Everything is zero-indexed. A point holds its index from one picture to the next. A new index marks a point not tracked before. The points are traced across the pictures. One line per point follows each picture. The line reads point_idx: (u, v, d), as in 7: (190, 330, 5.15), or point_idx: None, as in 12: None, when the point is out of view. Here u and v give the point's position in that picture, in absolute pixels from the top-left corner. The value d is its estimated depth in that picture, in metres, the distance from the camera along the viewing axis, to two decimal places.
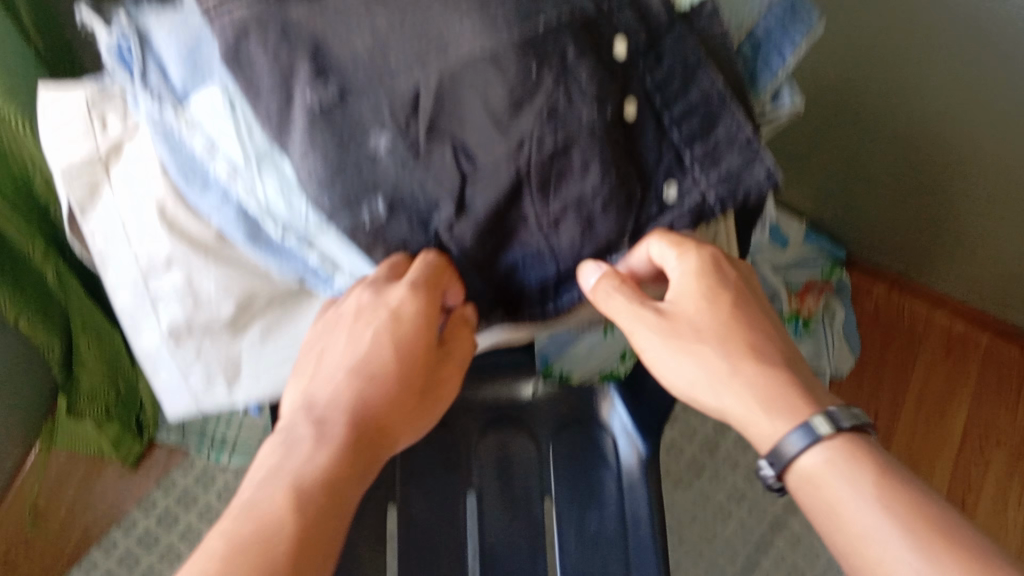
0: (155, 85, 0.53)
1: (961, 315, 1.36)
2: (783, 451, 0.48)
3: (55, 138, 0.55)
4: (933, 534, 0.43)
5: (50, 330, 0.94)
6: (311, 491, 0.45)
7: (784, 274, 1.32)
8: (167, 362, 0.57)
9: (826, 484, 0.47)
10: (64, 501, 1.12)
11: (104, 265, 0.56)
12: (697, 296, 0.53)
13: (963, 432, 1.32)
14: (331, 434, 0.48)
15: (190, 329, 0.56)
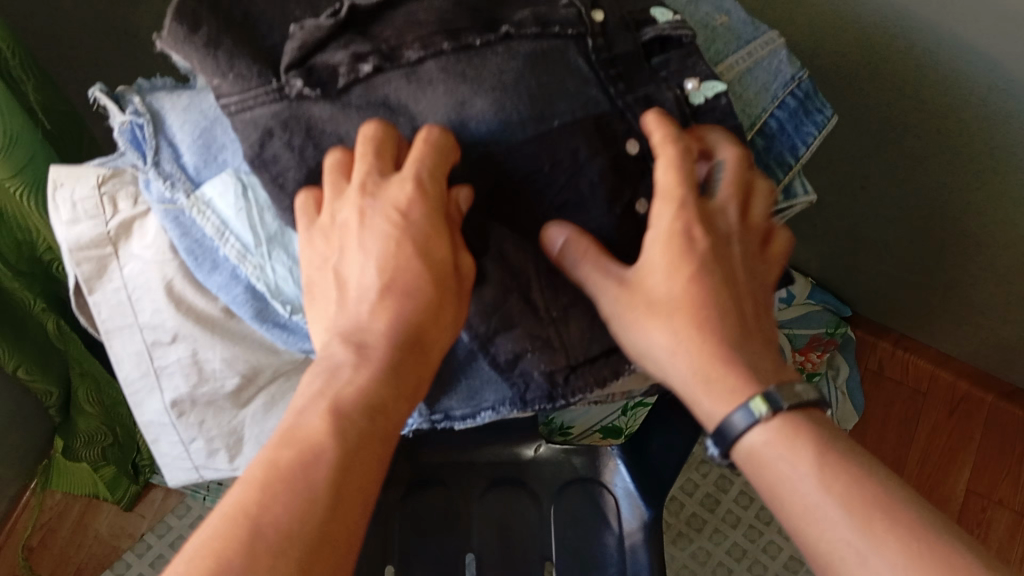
0: (169, 170, 0.53)
1: (966, 373, 1.36)
2: (731, 430, 0.46)
3: (67, 216, 0.54)
4: (874, 509, 0.42)
5: (45, 373, 0.94)
6: (350, 414, 0.42)
7: (791, 329, 1.29)
8: (171, 429, 0.59)
9: (765, 463, 0.46)
10: (56, 542, 1.11)
11: (110, 343, 0.57)
12: (659, 265, 0.49)
13: (966, 490, 1.31)
14: (371, 357, 0.44)
15: (195, 399, 0.58)
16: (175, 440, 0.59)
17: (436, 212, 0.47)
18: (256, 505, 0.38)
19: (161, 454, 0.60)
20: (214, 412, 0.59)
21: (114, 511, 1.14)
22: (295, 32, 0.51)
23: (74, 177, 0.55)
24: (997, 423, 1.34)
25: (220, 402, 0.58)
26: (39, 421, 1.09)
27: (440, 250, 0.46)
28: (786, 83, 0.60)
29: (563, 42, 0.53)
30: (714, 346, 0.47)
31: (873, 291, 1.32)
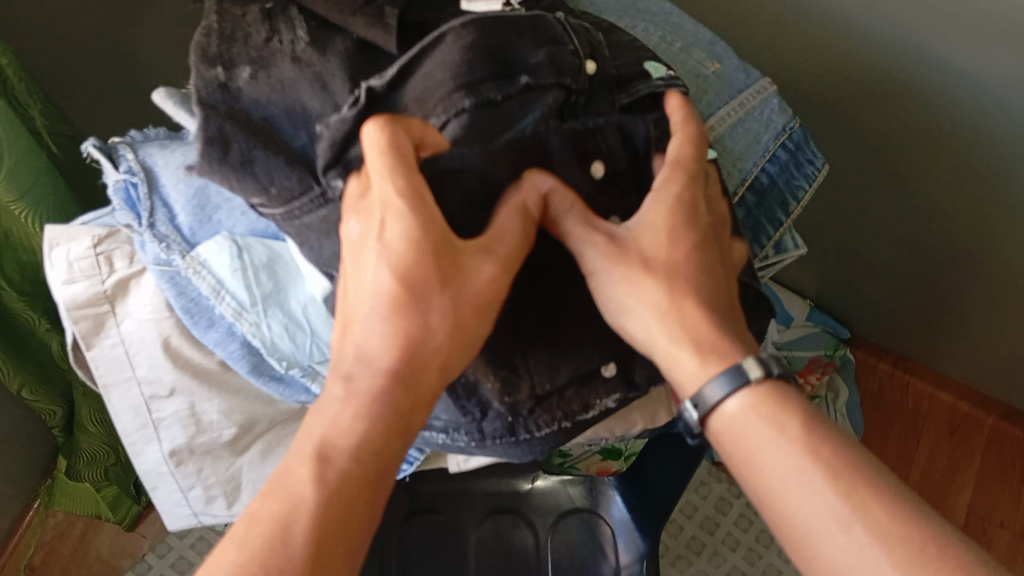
0: (165, 232, 0.54)
1: (965, 396, 1.36)
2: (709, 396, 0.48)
3: (66, 273, 0.54)
4: (851, 486, 0.44)
5: (48, 394, 0.95)
6: (337, 455, 0.43)
7: (789, 351, 1.29)
8: (170, 478, 0.60)
9: (749, 430, 0.47)
10: (57, 564, 1.11)
11: (107, 396, 0.57)
12: (656, 228, 0.51)
13: (967, 513, 1.31)
14: (362, 384, 0.44)
15: (193, 449, 0.59)
16: (172, 488, 0.60)
17: (431, 227, 0.45)
18: (232, 564, 0.41)
19: (161, 500, 0.60)
20: (212, 461, 0.59)
21: (114, 531, 1.14)
22: (323, 130, 0.49)
23: (70, 235, 0.55)
24: (998, 444, 1.34)
25: (218, 450, 0.59)
26: (41, 443, 1.10)
27: (429, 257, 0.45)
28: (776, 136, 0.61)
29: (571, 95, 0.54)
30: (704, 315, 0.49)
31: (873, 314, 1.33)
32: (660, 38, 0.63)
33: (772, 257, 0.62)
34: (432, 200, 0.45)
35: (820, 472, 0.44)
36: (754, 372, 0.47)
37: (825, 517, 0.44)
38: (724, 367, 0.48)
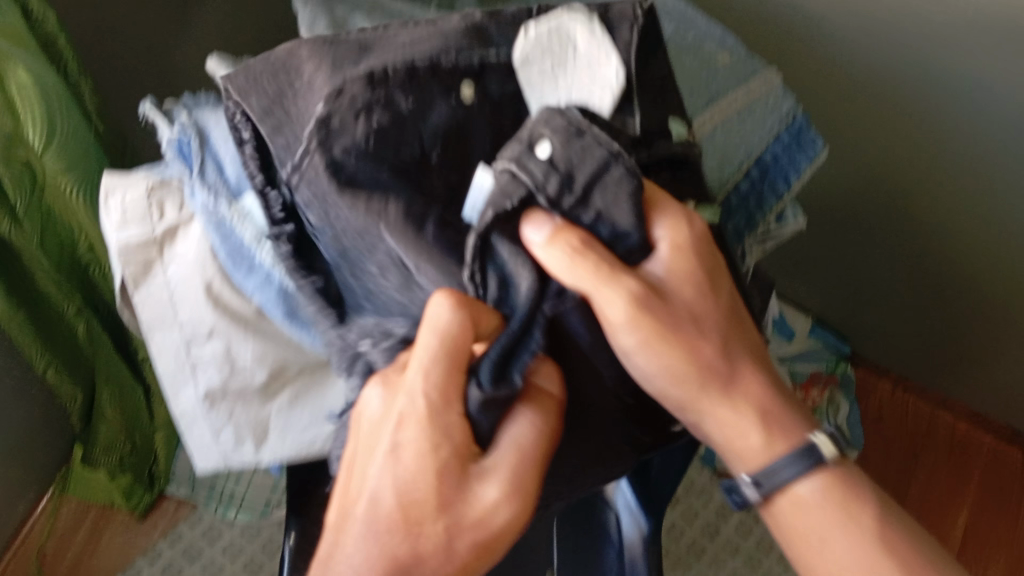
0: (213, 181, 0.59)
1: (965, 416, 1.38)
2: (779, 479, 0.53)
3: (119, 214, 0.59)
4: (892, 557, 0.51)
5: (74, 379, 0.98)
6: None
7: (792, 365, 1.35)
8: (202, 421, 0.60)
9: (812, 506, 0.53)
10: (70, 547, 1.14)
11: (150, 336, 0.60)
12: (682, 284, 0.51)
13: (966, 533, 1.33)
14: None
15: (225, 392, 0.60)
16: (205, 431, 0.60)
17: (438, 446, 0.45)
18: None
19: (193, 443, 0.60)
20: (243, 405, 0.60)
21: (125, 522, 1.15)
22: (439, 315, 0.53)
23: (124, 185, 0.60)
24: (995, 466, 1.36)
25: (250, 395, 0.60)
26: (59, 428, 1.12)
27: (432, 481, 0.45)
28: (781, 119, 0.65)
29: (608, 140, 0.49)
30: (761, 384, 0.54)
31: (878, 332, 1.35)
32: (674, 30, 0.67)
33: (774, 228, 0.65)
34: (449, 419, 0.45)
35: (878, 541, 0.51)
36: (825, 451, 0.53)
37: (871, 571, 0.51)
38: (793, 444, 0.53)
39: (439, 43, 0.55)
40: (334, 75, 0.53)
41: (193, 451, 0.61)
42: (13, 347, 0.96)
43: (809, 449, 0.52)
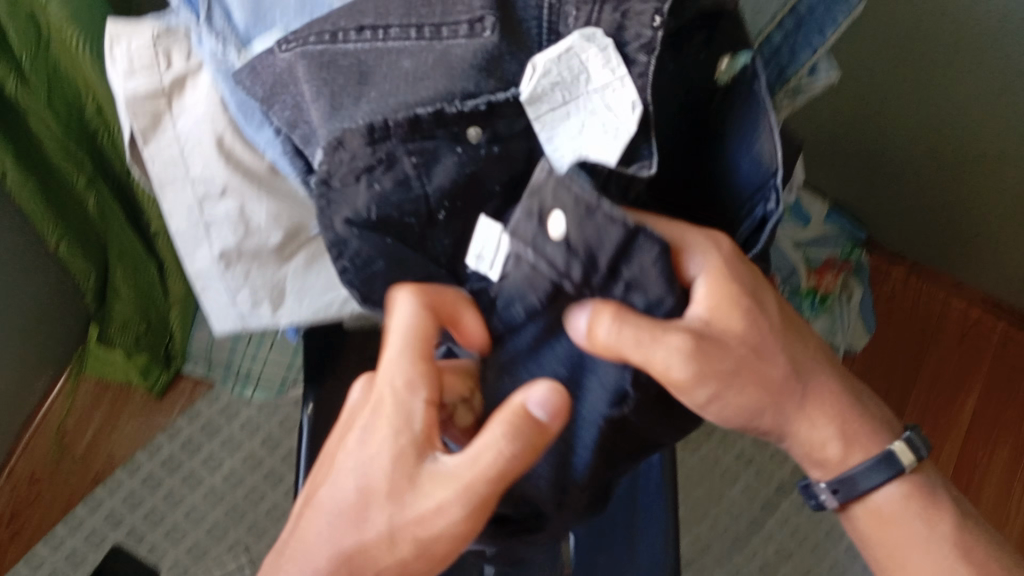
0: (221, 30, 0.57)
1: (977, 302, 1.38)
2: (861, 485, 0.56)
3: (126, 61, 0.58)
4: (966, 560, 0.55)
5: (85, 253, 0.98)
6: None
7: (807, 250, 1.33)
8: (219, 284, 0.59)
9: (899, 505, 0.57)
10: (90, 424, 1.15)
11: (162, 193, 0.58)
12: (735, 318, 0.50)
13: (973, 415, 1.34)
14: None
15: (241, 252, 0.59)
16: (221, 294, 0.59)
17: (397, 439, 0.46)
18: None
19: (208, 306, 0.60)
20: (260, 266, 0.60)
21: (143, 399, 1.17)
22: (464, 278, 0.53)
23: (129, 33, 0.58)
24: (1004, 353, 1.36)
25: (266, 256, 0.59)
26: (74, 306, 1.13)
27: (392, 466, 0.46)
28: None
29: (623, 217, 0.44)
30: (837, 393, 0.56)
31: (898, 214, 1.33)
32: None
33: (806, 80, 0.60)
34: (416, 418, 0.46)
35: (957, 540, 0.56)
36: (905, 461, 0.56)
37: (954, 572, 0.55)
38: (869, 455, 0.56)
39: (443, 84, 0.49)
40: (332, 117, 0.49)
41: (208, 314, 0.60)
42: (23, 218, 0.96)
43: (890, 454, 0.56)
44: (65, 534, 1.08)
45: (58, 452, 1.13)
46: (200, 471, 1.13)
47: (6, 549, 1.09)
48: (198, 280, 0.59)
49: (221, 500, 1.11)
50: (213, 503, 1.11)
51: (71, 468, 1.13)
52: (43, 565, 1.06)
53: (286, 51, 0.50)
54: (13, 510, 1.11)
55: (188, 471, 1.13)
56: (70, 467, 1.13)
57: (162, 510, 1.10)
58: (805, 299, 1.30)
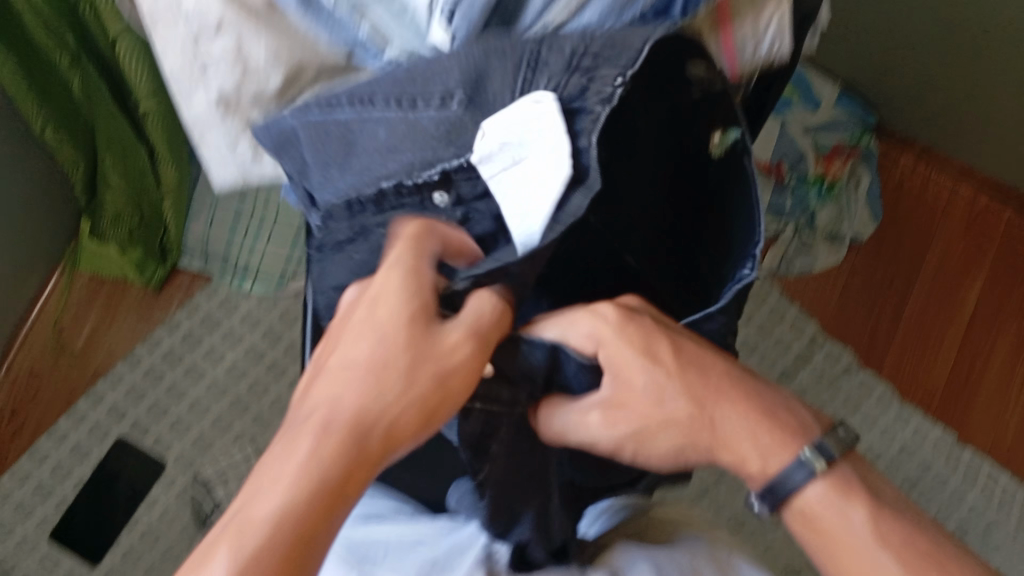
0: None
1: (985, 188, 1.35)
2: (780, 491, 0.47)
3: None
4: (928, 561, 0.44)
5: (74, 145, 0.95)
6: (256, 523, 0.37)
7: (816, 136, 1.32)
8: (220, 129, 0.60)
9: (831, 512, 0.46)
10: (87, 320, 1.13)
11: (155, 28, 0.57)
12: (660, 390, 0.48)
13: (977, 304, 1.32)
14: (327, 438, 0.39)
15: (240, 99, 0.58)
16: (223, 140, 0.60)
17: (409, 299, 0.44)
18: None
19: (210, 153, 0.61)
20: (259, 109, 0.59)
21: (139, 294, 1.15)
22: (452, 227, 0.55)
23: None
24: (1008, 243, 1.34)
25: (265, 98, 0.58)
26: (65, 197, 1.10)
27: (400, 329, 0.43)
28: None
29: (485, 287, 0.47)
30: (743, 410, 0.47)
31: (910, 96, 1.30)
32: None
33: None
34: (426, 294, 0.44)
35: (919, 537, 0.45)
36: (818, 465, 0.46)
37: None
38: (797, 451, 0.47)
39: (416, 154, 0.54)
40: (326, 185, 0.56)
41: (207, 154, 0.61)
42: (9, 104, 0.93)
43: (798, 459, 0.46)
44: (68, 430, 1.07)
45: (56, 350, 1.11)
46: (201, 364, 1.11)
47: (8, 447, 1.07)
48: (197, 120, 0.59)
49: (223, 393, 1.10)
50: (216, 397, 1.10)
51: (69, 365, 1.11)
52: (46, 460, 1.06)
53: (294, 114, 0.56)
54: (12, 408, 1.09)
55: (189, 364, 1.11)
56: (70, 364, 1.11)
57: (164, 405, 1.09)
58: (812, 187, 1.30)
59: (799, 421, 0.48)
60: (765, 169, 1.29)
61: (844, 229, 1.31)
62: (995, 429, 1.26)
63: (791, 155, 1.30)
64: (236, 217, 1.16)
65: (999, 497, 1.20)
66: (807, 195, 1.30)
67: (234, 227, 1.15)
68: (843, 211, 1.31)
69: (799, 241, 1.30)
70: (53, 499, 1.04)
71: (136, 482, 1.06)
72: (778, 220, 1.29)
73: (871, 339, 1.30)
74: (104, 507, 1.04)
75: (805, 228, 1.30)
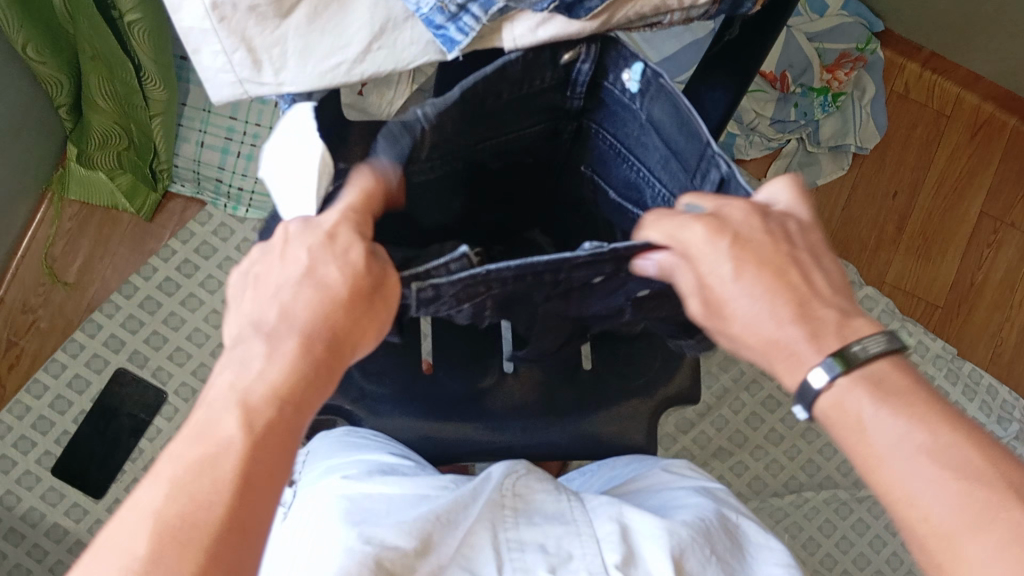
0: None
1: (993, 97, 1.32)
2: (810, 388, 0.47)
3: None
4: (926, 452, 0.42)
5: (55, 55, 0.93)
6: (261, 399, 0.40)
7: (820, 44, 1.25)
8: (213, 37, 0.52)
9: (852, 407, 0.45)
10: (80, 249, 1.11)
11: None
12: (758, 300, 0.48)
13: (980, 214, 1.31)
14: (285, 346, 0.42)
15: (236, 3, 0.51)
16: (215, 51, 0.53)
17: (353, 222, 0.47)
18: (163, 502, 0.36)
19: (203, 68, 0.53)
20: (258, 20, 0.52)
21: (132, 222, 1.12)
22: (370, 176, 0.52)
23: None
24: (1015, 154, 1.33)
25: (264, 7, 0.52)
26: (50, 123, 1.06)
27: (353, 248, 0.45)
28: None
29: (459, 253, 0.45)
30: (790, 322, 0.48)
31: (917, 4, 1.25)
32: None
33: None
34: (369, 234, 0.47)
35: (950, 436, 0.43)
36: (831, 371, 0.46)
37: (925, 481, 0.42)
38: (824, 352, 0.47)
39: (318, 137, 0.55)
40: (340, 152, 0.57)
41: (201, 73, 0.54)
42: None
43: (824, 364, 0.46)
44: (66, 361, 1.05)
45: (48, 280, 1.09)
46: (197, 290, 1.09)
47: (6, 379, 1.07)
48: (185, 33, 0.52)
49: (223, 320, 1.08)
50: (216, 325, 1.08)
51: (63, 296, 1.09)
52: (46, 392, 1.04)
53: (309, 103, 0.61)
54: (9, 340, 1.08)
55: (184, 292, 1.08)
56: (65, 295, 1.09)
57: (163, 334, 1.07)
58: (816, 98, 1.25)
59: (805, 327, 0.48)
60: (768, 80, 1.23)
61: (849, 140, 1.27)
62: (994, 339, 1.29)
63: (797, 66, 1.23)
64: (227, 141, 1.11)
65: (998, 409, 1.21)
66: (813, 107, 1.25)
67: (225, 150, 1.11)
68: (847, 122, 1.27)
69: (803, 153, 1.27)
70: (55, 431, 1.03)
71: (138, 413, 1.04)
72: (783, 134, 1.25)
73: (873, 253, 1.28)
74: (106, 437, 1.03)
75: (810, 141, 1.26)
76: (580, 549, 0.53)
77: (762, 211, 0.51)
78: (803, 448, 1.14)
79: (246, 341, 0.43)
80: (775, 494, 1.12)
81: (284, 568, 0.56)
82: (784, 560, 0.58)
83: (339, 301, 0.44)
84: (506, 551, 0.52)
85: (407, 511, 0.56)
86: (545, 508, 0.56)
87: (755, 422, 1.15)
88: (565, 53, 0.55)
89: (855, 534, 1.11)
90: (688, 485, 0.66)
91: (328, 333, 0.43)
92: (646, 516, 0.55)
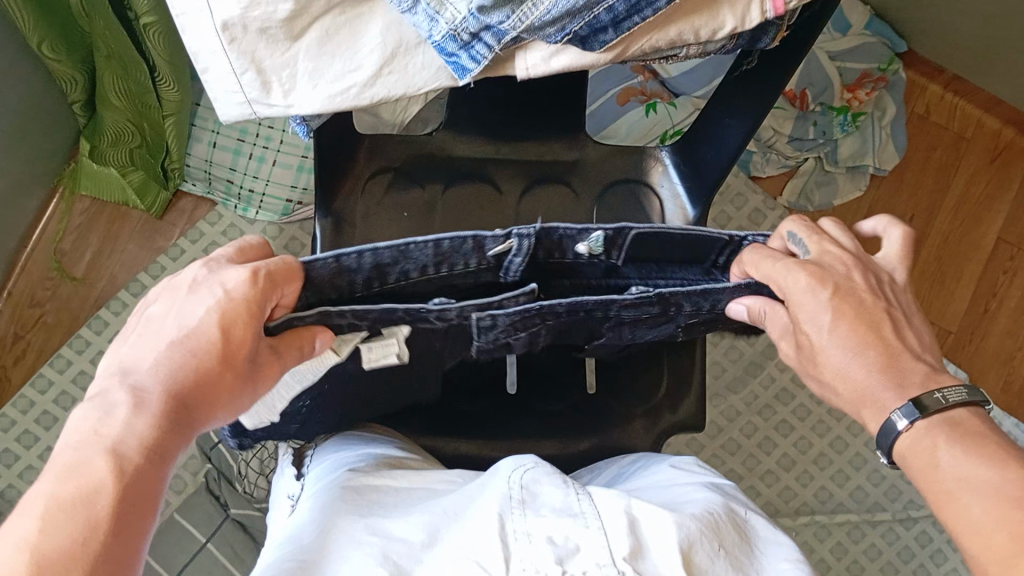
0: None
1: (1014, 122, 1.30)
2: (891, 435, 0.47)
3: None
4: (1008, 500, 0.41)
5: (69, 52, 0.92)
6: (135, 450, 0.38)
7: (841, 62, 1.23)
8: (223, 58, 0.52)
9: (934, 451, 0.45)
10: (90, 246, 1.11)
11: None
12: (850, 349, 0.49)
13: (998, 239, 1.30)
14: (155, 399, 0.40)
15: (247, 25, 0.51)
16: (226, 70, 0.52)
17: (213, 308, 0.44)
18: (36, 534, 0.35)
19: (213, 88, 0.53)
20: (268, 42, 0.52)
21: (143, 220, 1.12)
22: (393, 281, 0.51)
23: None
24: None
25: (274, 30, 0.51)
26: (63, 120, 1.06)
27: (212, 332, 0.43)
28: None
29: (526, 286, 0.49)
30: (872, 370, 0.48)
31: (940, 27, 1.23)
32: None
33: None
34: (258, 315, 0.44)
35: (1014, 476, 0.42)
36: (906, 419, 0.46)
37: (986, 510, 0.42)
38: (905, 399, 0.47)
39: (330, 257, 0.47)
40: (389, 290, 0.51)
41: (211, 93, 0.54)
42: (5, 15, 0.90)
43: (901, 412, 0.46)
44: (72, 357, 1.05)
45: (57, 275, 1.09)
46: None
47: (11, 372, 1.07)
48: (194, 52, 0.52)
49: None
50: None
51: (71, 291, 1.09)
52: (51, 387, 1.04)
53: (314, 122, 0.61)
54: (16, 333, 1.08)
55: None
56: (75, 289, 1.09)
57: None
58: (836, 116, 1.23)
59: (893, 379, 0.48)
60: (789, 98, 1.22)
61: (866, 160, 1.25)
62: (1005, 367, 1.27)
63: (818, 83, 1.21)
64: (239, 142, 1.09)
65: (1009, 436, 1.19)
66: (833, 122, 1.23)
67: (237, 151, 1.09)
68: (866, 142, 1.25)
69: (821, 172, 1.25)
70: (57, 426, 1.03)
71: None
72: (800, 152, 1.23)
73: None
74: None
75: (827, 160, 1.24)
76: (588, 540, 0.45)
77: (860, 263, 0.52)
78: (815, 475, 1.13)
79: (106, 389, 0.41)
80: (787, 516, 1.11)
81: (272, 552, 0.54)
82: (793, 555, 0.54)
83: (208, 367, 0.42)
84: (512, 541, 0.46)
85: (417, 515, 0.53)
86: (551, 501, 0.49)
87: (767, 447, 1.14)
88: (489, 244, 0.51)
89: (867, 559, 1.10)
90: (700, 481, 0.62)
91: (191, 390, 0.42)
92: (656, 510, 0.49)
